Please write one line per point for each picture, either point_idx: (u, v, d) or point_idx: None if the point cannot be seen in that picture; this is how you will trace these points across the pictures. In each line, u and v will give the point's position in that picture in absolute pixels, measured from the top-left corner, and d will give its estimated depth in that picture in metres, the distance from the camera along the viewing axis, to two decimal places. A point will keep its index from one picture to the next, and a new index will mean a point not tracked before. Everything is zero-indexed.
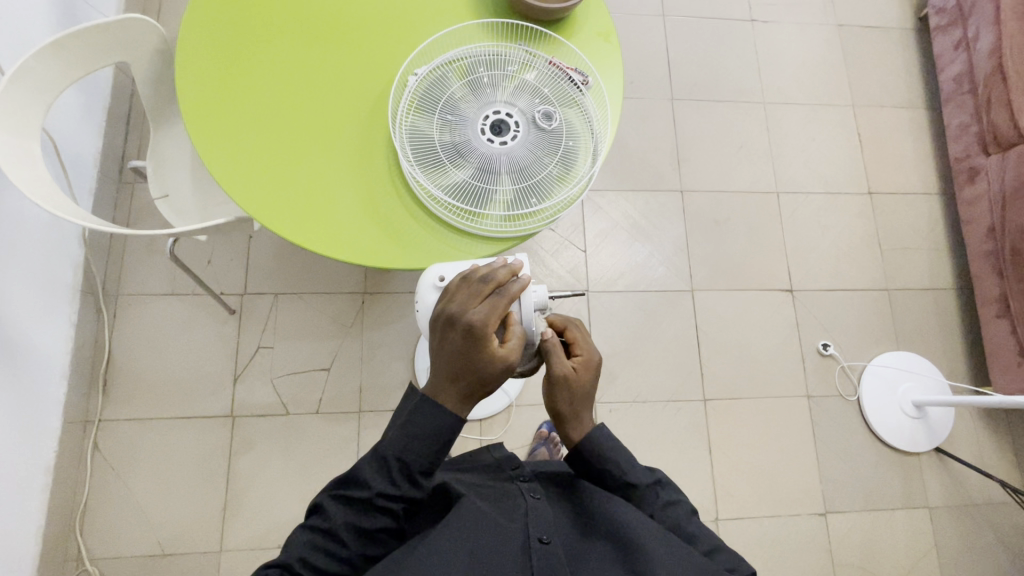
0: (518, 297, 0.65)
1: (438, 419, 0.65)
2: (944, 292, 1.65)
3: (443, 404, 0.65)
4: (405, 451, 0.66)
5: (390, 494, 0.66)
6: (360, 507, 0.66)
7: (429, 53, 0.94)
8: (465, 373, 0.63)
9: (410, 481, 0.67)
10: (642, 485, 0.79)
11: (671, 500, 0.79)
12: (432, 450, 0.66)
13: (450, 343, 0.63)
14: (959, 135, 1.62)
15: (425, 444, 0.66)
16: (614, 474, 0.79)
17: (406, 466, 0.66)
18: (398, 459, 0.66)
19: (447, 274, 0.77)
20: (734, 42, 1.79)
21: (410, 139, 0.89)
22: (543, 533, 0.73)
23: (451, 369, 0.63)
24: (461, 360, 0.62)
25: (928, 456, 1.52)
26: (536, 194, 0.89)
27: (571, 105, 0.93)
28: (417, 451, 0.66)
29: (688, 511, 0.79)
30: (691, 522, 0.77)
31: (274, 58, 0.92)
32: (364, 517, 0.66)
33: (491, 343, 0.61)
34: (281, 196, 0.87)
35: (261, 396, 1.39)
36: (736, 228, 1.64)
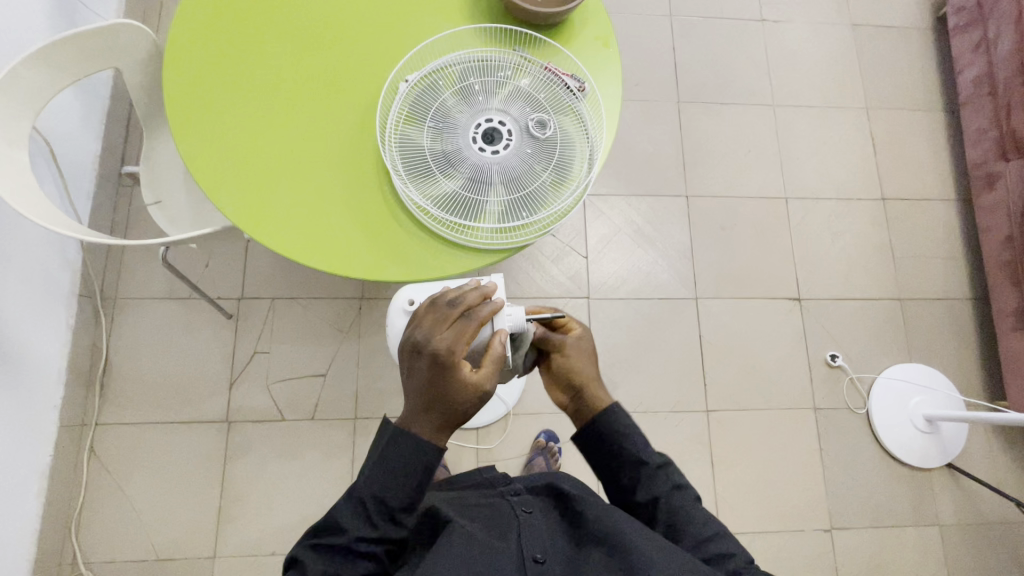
0: (487, 320, 0.65)
1: (417, 451, 0.63)
2: (959, 302, 1.59)
3: (417, 435, 0.63)
4: (383, 489, 0.64)
5: (371, 537, 0.63)
6: (339, 556, 0.63)
7: (419, 59, 0.91)
8: (437, 403, 0.62)
9: (390, 520, 0.64)
10: (655, 465, 0.76)
11: (679, 484, 0.76)
12: (412, 485, 0.64)
13: (418, 372, 0.62)
14: (977, 140, 1.56)
15: (404, 479, 0.64)
16: (628, 452, 0.76)
17: (384, 504, 0.64)
18: (375, 498, 0.64)
19: (417, 297, 0.80)
20: (743, 42, 1.74)
21: (400, 149, 0.86)
22: (537, 551, 0.71)
23: (421, 399, 0.62)
24: (430, 389, 0.62)
25: (940, 471, 1.47)
26: (529, 205, 0.87)
27: (566, 113, 0.90)
28: (395, 487, 0.64)
29: (694, 497, 0.76)
30: (696, 506, 0.75)
31: (262, 67, 0.90)
32: (344, 566, 0.63)
33: (460, 371, 0.61)
34: (269, 209, 0.85)
35: (257, 400, 1.38)
36: (742, 234, 1.60)
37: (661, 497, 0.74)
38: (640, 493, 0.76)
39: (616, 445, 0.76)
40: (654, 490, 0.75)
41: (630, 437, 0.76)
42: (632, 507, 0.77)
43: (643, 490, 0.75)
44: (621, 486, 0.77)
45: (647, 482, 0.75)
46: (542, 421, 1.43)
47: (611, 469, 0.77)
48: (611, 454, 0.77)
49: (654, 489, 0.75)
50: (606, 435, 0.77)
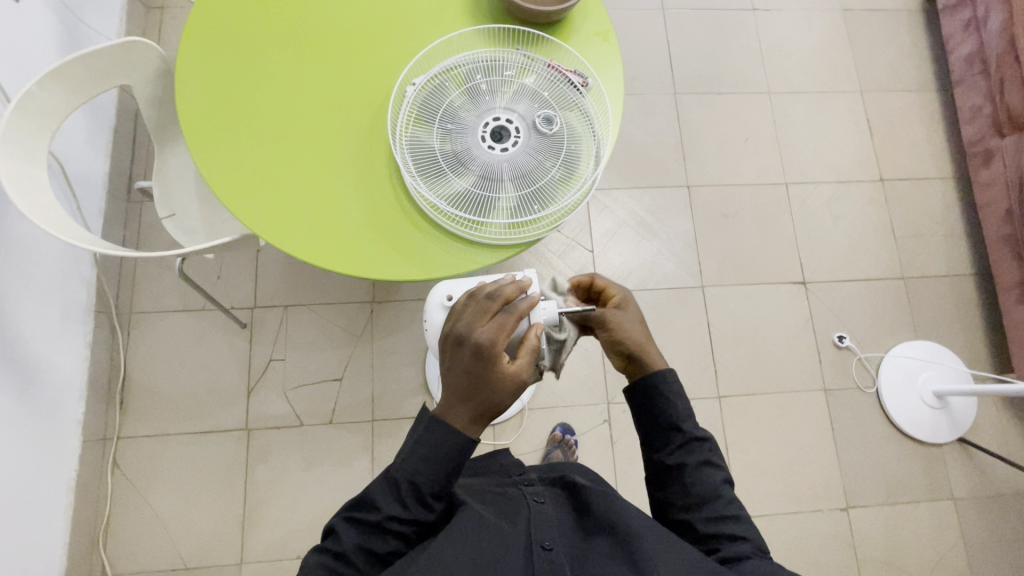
0: (526, 314, 0.67)
1: (450, 439, 0.65)
2: (962, 278, 1.61)
3: (453, 425, 0.65)
4: (416, 472, 0.65)
5: (403, 517, 0.65)
6: (371, 531, 0.65)
7: (425, 63, 0.93)
8: (475, 392, 0.64)
9: (420, 503, 0.66)
10: (689, 435, 0.75)
11: (711, 462, 0.74)
12: (445, 472, 0.66)
13: (459, 363, 0.65)
14: (972, 117, 1.59)
15: (438, 465, 0.65)
16: (666, 414, 0.76)
17: (416, 488, 0.66)
18: (409, 481, 0.65)
19: (455, 292, 0.83)
20: (736, 32, 1.77)
21: (411, 150, 0.88)
22: (545, 539, 0.73)
23: (461, 389, 0.65)
24: (468, 379, 0.64)
25: (951, 446, 1.49)
26: (540, 200, 0.88)
27: (571, 108, 0.92)
28: (428, 470, 0.65)
29: (723, 480, 0.74)
30: (724, 486, 0.74)
31: (271, 78, 0.92)
32: (375, 540, 0.65)
33: (500, 361, 0.64)
34: (284, 216, 0.87)
35: (275, 407, 1.40)
36: (745, 221, 1.62)
37: (688, 465, 0.74)
38: (669, 457, 0.75)
39: (656, 404, 0.76)
40: (684, 457, 0.74)
41: (673, 402, 0.76)
42: (658, 471, 0.76)
43: (672, 454, 0.75)
44: (651, 445, 0.77)
45: (678, 448, 0.75)
46: (556, 415, 1.45)
47: (646, 427, 0.78)
48: (650, 413, 0.77)
49: (684, 456, 0.74)
50: (651, 392, 0.77)
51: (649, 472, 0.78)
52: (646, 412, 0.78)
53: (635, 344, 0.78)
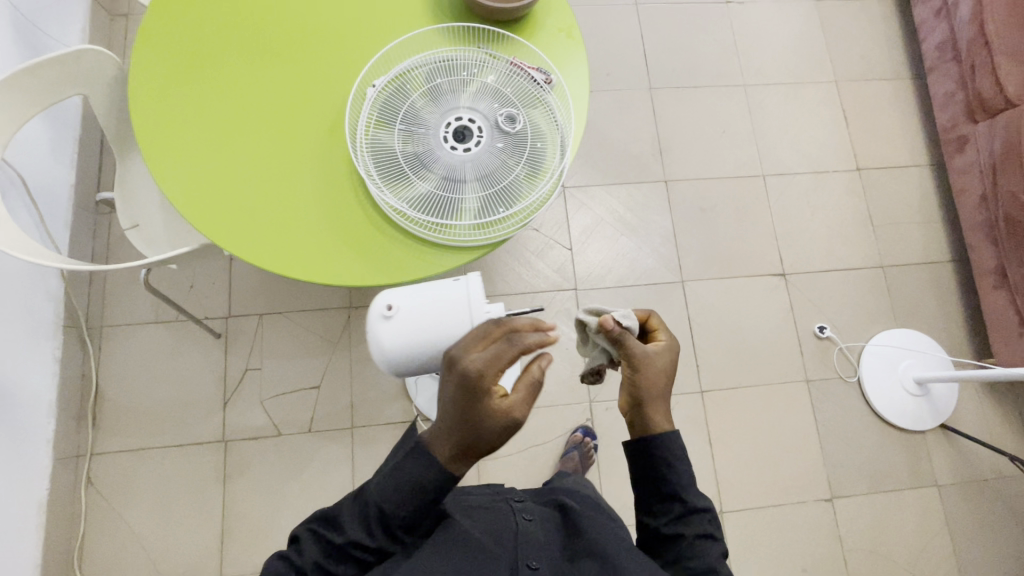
0: (533, 348, 0.62)
1: (425, 474, 0.64)
2: (940, 265, 1.62)
3: (433, 453, 0.64)
4: (386, 501, 0.65)
5: (365, 544, 0.65)
6: (331, 553, 0.65)
7: (384, 63, 0.91)
8: (463, 425, 0.62)
9: (386, 532, 0.66)
10: (689, 507, 0.73)
11: (708, 535, 0.73)
12: (414, 504, 0.65)
13: (447, 390, 0.62)
14: (945, 104, 1.59)
15: (408, 496, 0.64)
16: (666, 481, 0.74)
17: (384, 516, 0.65)
18: (377, 507, 0.65)
19: (396, 303, 0.68)
20: (709, 25, 1.76)
21: (372, 153, 0.87)
22: (532, 558, 0.74)
23: (449, 417, 0.62)
24: (456, 410, 0.61)
25: (934, 433, 1.49)
26: (505, 200, 0.87)
27: (535, 106, 0.90)
28: (398, 502, 0.65)
29: (720, 553, 0.72)
30: (720, 563, 0.71)
31: (229, 83, 0.90)
32: (335, 563, 0.65)
33: (489, 397, 0.60)
34: (245, 225, 0.85)
35: (252, 418, 1.37)
36: (724, 214, 1.61)
37: (686, 535, 0.73)
38: (665, 527, 0.74)
39: (658, 470, 0.75)
40: (680, 528, 0.73)
41: (675, 469, 0.74)
42: (654, 538, 0.76)
43: (668, 524, 0.74)
44: (648, 511, 0.76)
45: (676, 519, 0.74)
46: (538, 416, 1.44)
47: (645, 492, 0.76)
48: (649, 479, 0.75)
49: (680, 528, 0.73)
50: (653, 456, 0.75)
51: (645, 538, 0.78)
52: (645, 476, 0.76)
53: (648, 395, 0.74)
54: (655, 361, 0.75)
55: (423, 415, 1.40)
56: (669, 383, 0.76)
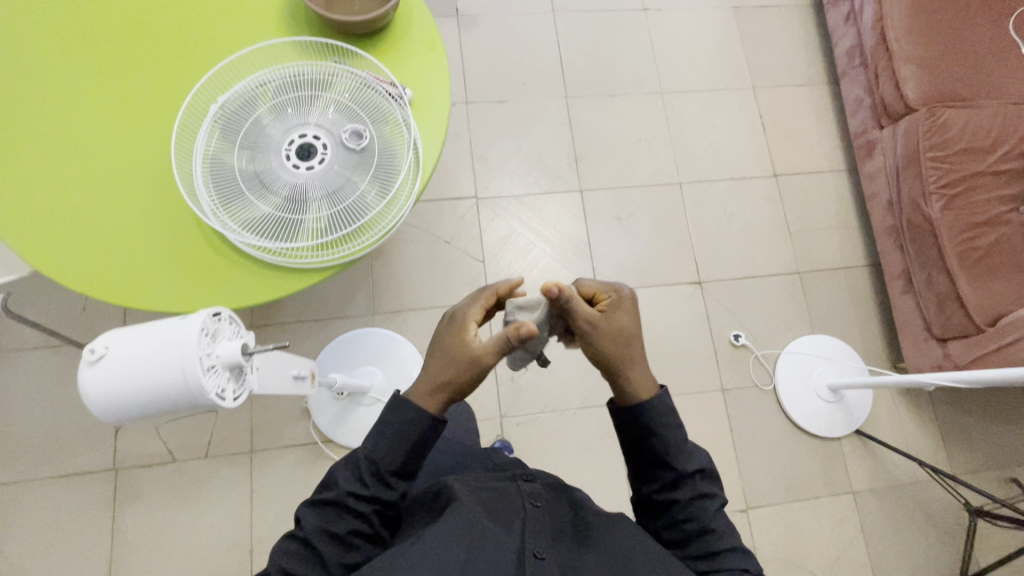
0: (503, 291, 0.83)
1: (411, 417, 0.72)
2: (856, 270, 1.61)
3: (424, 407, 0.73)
4: (376, 451, 0.72)
5: (361, 494, 0.71)
6: (332, 511, 0.71)
7: (223, 76, 0.87)
8: (451, 358, 0.73)
9: (379, 482, 0.72)
10: (680, 470, 0.75)
11: (705, 493, 0.75)
12: (401, 450, 0.72)
13: (447, 333, 0.75)
14: (856, 109, 1.59)
15: (396, 444, 0.72)
16: (656, 450, 0.75)
17: (375, 466, 0.72)
18: (368, 460, 0.72)
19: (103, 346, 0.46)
20: (627, 33, 1.75)
21: (209, 171, 0.83)
22: (538, 548, 0.71)
23: (444, 358, 0.73)
24: (450, 344, 0.74)
25: (850, 439, 1.48)
26: (350, 220, 0.84)
27: (387, 122, 0.88)
28: (387, 451, 0.72)
29: (718, 506, 0.75)
30: (716, 519, 0.74)
31: (63, 100, 0.85)
32: (333, 524, 0.71)
33: (468, 327, 0.75)
34: (70, 248, 0.80)
35: (146, 444, 1.32)
36: (639, 223, 1.60)
37: (680, 500, 0.75)
38: (658, 492, 0.77)
39: (646, 441, 0.75)
40: (674, 493, 0.75)
41: (661, 435, 0.75)
42: (648, 502, 0.78)
43: (661, 490, 0.76)
44: (641, 479, 0.78)
45: (670, 484, 0.76)
46: None
47: (638, 463, 0.77)
48: (640, 449, 0.76)
49: (674, 492, 0.75)
50: (641, 424, 0.75)
51: (641, 502, 0.80)
52: (637, 446, 0.77)
53: (617, 363, 0.75)
54: (613, 323, 0.76)
55: (324, 435, 1.36)
56: (633, 339, 0.77)
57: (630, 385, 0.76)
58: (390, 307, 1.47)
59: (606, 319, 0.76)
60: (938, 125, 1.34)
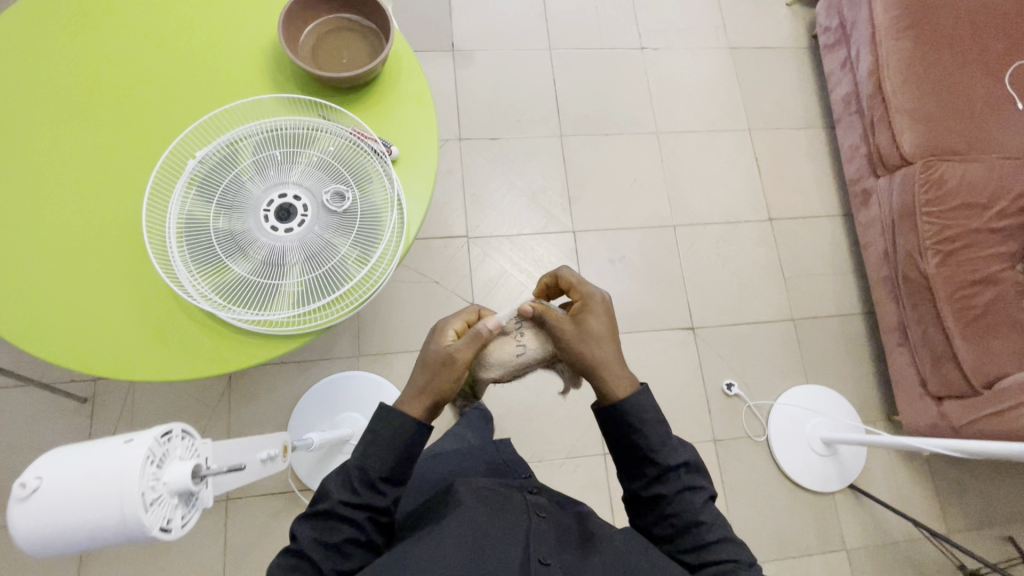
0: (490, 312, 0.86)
1: (399, 424, 0.73)
2: (851, 318, 1.59)
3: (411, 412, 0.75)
4: (366, 459, 0.72)
5: (352, 501, 0.71)
6: (325, 522, 0.70)
7: (201, 132, 0.83)
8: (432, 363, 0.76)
9: (371, 490, 0.72)
10: (665, 465, 0.74)
11: (693, 486, 0.74)
12: (392, 455, 0.73)
13: (432, 341, 0.79)
14: (851, 156, 1.58)
15: (386, 449, 0.73)
16: (640, 446, 0.74)
17: (365, 473, 0.72)
18: (358, 468, 0.72)
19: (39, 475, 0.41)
20: (624, 71, 1.74)
21: (182, 232, 0.79)
22: (544, 554, 0.69)
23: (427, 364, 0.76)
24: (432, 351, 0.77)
25: (843, 494, 1.45)
26: (327, 285, 0.80)
27: (370, 181, 0.85)
28: (378, 458, 0.72)
29: (706, 498, 0.74)
30: (704, 511, 0.73)
31: (35, 155, 0.82)
32: (327, 534, 0.69)
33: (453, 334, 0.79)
34: (33, 312, 0.77)
35: None
36: (632, 266, 1.57)
37: (667, 496, 0.73)
38: (645, 489, 0.75)
39: (629, 437, 0.74)
40: (661, 490, 0.74)
41: (645, 431, 0.74)
42: (636, 500, 0.77)
43: (648, 487, 0.75)
44: (629, 478, 0.77)
45: (655, 480, 0.74)
46: None
47: (624, 461, 0.76)
48: (625, 447, 0.75)
49: (661, 489, 0.74)
50: (624, 421, 0.74)
51: (631, 501, 0.78)
52: (621, 443, 0.76)
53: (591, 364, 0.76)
54: (586, 325, 0.78)
55: (302, 484, 1.31)
56: (608, 339, 0.77)
57: (604, 385, 0.76)
58: (376, 349, 1.43)
59: (575, 325, 0.78)
60: (933, 180, 1.33)
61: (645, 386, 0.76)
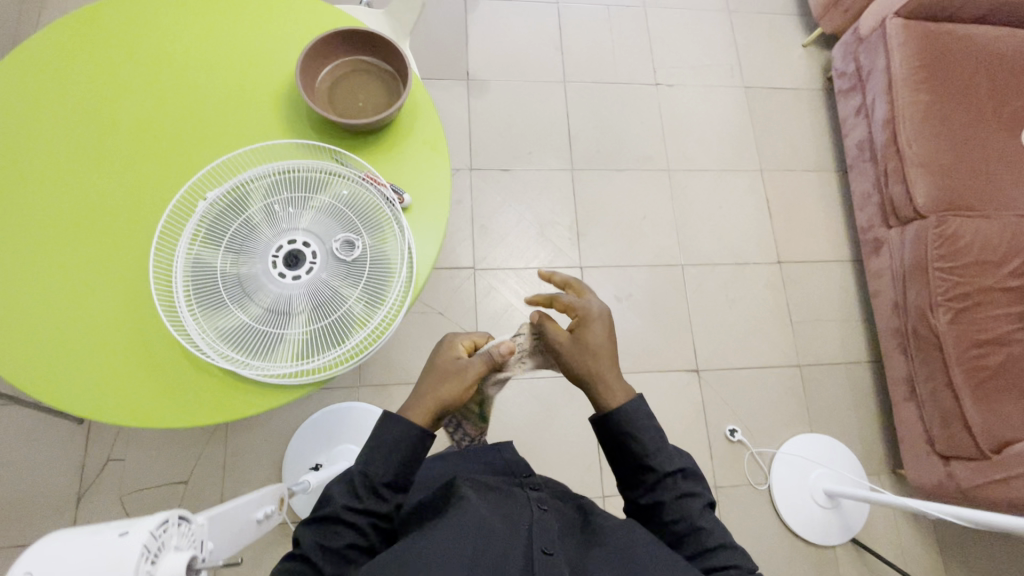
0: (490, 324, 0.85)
1: (403, 430, 0.72)
2: (857, 367, 1.58)
3: (412, 423, 0.73)
4: (369, 466, 0.72)
5: (356, 507, 0.71)
6: (328, 526, 0.70)
7: (213, 175, 0.83)
8: (433, 381, 0.75)
9: (374, 495, 0.72)
10: (661, 471, 0.74)
11: (690, 492, 0.74)
12: (396, 460, 0.72)
13: (433, 358, 0.78)
14: (863, 204, 1.57)
15: (389, 454, 0.72)
16: (635, 453, 0.75)
17: (368, 478, 0.72)
18: (361, 473, 0.72)
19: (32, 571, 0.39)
20: (637, 108, 1.74)
21: (188, 276, 0.78)
22: (546, 545, 0.69)
23: (429, 381, 0.76)
24: (434, 368, 0.76)
25: (845, 548, 1.42)
26: (332, 336, 0.79)
27: (381, 230, 0.84)
28: (381, 463, 0.72)
29: (704, 505, 0.74)
30: (702, 517, 0.72)
31: (45, 191, 0.81)
32: (331, 539, 0.70)
33: (452, 350, 0.78)
34: (34, 353, 0.76)
35: (107, 515, 1.25)
36: (639, 305, 1.56)
37: (666, 502, 0.73)
38: (643, 497, 0.76)
39: (625, 446, 0.75)
40: (658, 496, 0.74)
41: (640, 438, 0.75)
42: (637, 509, 0.77)
43: (646, 494, 0.75)
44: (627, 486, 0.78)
45: (653, 487, 0.75)
46: None
47: (621, 470, 0.78)
48: (622, 455, 0.76)
49: (658, 496, 0.74)
50: (619, 430, 0.75)
51: (632, 512, 0.79)
52: (618, 453, 0.77)
53: (591, 380, 0.77)
54: (586, 339, 0.77)
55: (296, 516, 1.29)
56: (606, 352, 0.77)
57: (602, 399, 0.77)
58: (377, 380, 1.42)
59: (572, 337, 0.78)
60: (946, 236, 1.32)
61: (641, 396, 0.77)
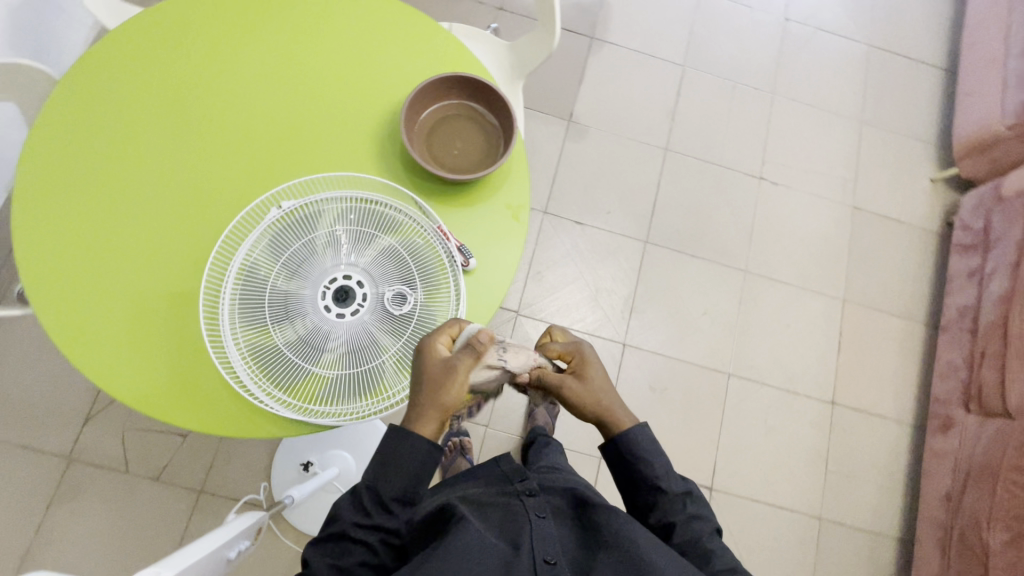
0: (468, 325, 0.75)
1: (414, 446, 0.69)
2: (884, 538, 1.45)
3: (420, 433, 0.69)
4: (376, 479, 0.70)
5: (364, 525, 0.69)
6: (339, 544, 0.69)
7: (293, 191, 0.82)
8: (431, 388, 0.68)
9: (383, 511, 0.70)
10: (672, 492, 0.76)
11: (698, 513, 0.76)
12: (402, 477, 0.70)
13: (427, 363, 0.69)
14: (946, 373, 1.43)
15: (399, 471, 0.70)
16: (645, 475, 0.77)
17: (376, 494, 0.70)
18: (368, 488, 0.70)
19: None
20: (732, 197, 1.64)
21: (238, 284, 0.77)
22: (548, 553, 0.69)
23: (429, 390, 0.69)
24: (434, 374, 0.69)
25: None
26: (356, 386, 0.77)
27: (436, 289, 0.81)
28: (387, 479, 0.69)
29: (712, 529, 0.76)
30: (711, 539, 0.74)
31: (135, 162, 0.82)
32: (340, 557, 0.68)
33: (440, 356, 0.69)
34: (79, 316, 0.78)
35: (106, 446, 1.30)
36: (671, 401, 1.48)
37: (677, 524, 0.74)
38: (653, 518, 0.77)
39: (636, 468, 0.77)
40: (670, 517, 0.75)
41: (651, 462, 0.77)
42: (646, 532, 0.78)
43: (657, 515, 0.77)
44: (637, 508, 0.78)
45: (663, 507, 0.76)
46: None
47: (629, 491, 0.79)
48: (630, 478, 0.78)
49: (670, 516, 0.76)
50: (628, 454, 0.76)
51: None
52: (626, 476, 0.78)
53: (591, 415, 0.76)
54: (583, 380, 0.75)
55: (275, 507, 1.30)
56: (605, 392, 0.76)
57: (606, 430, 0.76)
58: None
59: (570, 378, 0.76)
60: None
61: (647, 423, 0.78)
